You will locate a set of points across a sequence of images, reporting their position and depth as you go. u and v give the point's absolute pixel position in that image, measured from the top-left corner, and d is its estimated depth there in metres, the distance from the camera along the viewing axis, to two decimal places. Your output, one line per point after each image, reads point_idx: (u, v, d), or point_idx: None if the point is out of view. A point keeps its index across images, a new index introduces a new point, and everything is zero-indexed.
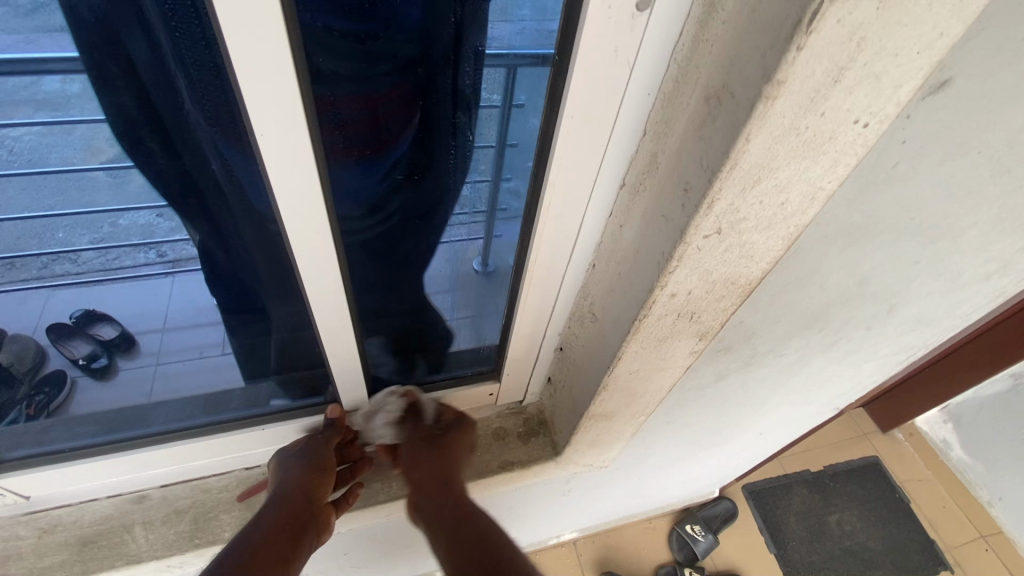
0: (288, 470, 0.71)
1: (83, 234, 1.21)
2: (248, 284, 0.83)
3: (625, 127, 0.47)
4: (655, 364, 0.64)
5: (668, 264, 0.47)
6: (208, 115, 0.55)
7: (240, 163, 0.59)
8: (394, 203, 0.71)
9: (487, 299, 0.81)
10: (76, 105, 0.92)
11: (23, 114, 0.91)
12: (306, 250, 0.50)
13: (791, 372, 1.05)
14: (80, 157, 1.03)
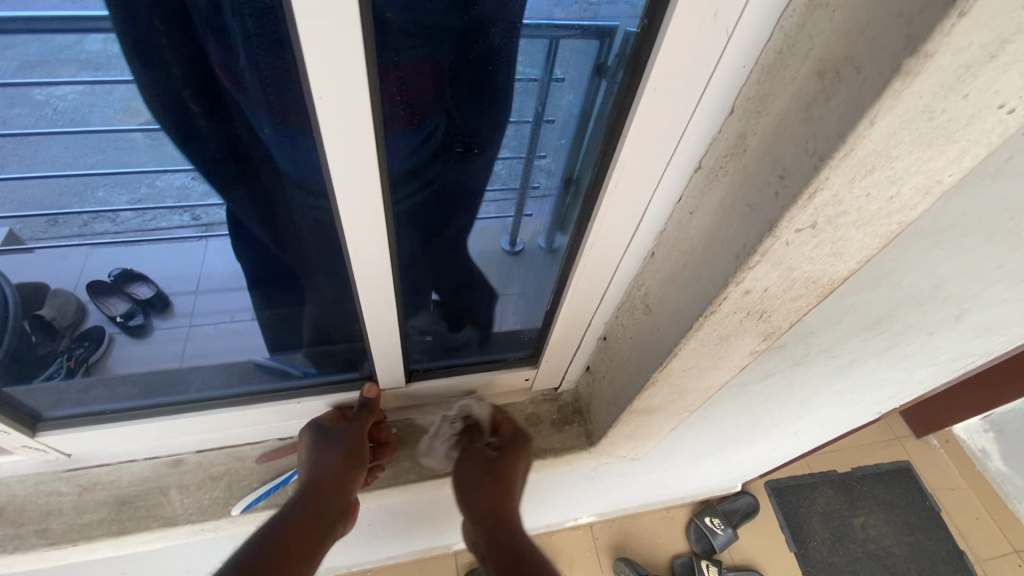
0: (321, 449, 0.72)
1: (120, 194, 1.17)
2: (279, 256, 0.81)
3: (710, 104, 0.43)
4: (712, 362, 0.60)
5: (749, 259, 0.43)
6: (266, 82, 0.54)
7: (292, 134, 0.57)
8: (433, 180, 0.68)
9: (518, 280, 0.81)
10: (117, 65, 0.91)
11: (67, 75, 0.89)
12: (355, 224, 0.47)
13: (839, 373, 0.99)
14: (118, 118, 1.00)
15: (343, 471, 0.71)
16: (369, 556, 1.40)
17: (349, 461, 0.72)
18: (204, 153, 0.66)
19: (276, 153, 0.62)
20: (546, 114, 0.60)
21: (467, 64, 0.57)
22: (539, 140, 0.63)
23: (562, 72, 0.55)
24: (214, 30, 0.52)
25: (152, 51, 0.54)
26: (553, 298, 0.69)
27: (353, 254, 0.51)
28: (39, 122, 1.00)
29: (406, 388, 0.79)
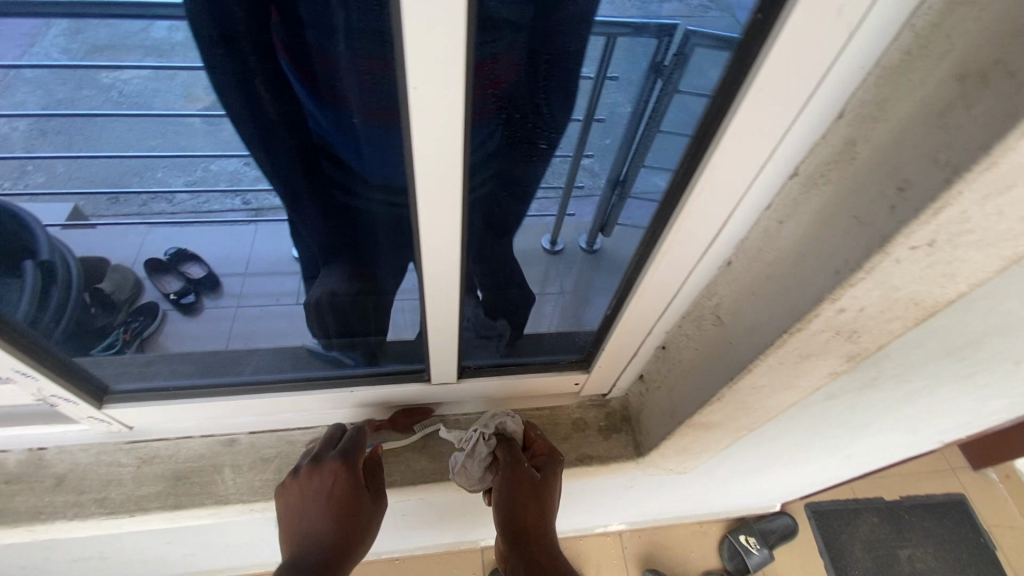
0: (321, 494, 0.68)
1: (178, 175, 1.15)
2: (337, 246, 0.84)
3: (819, 107, 0.40)
4: (784, 381, 0.57)
5: (852, 276, 0.40)
6: (359, 76, 0.56)
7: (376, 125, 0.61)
8: (497, 174, 0.70)
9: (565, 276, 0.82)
10: (179, 53, 0.92)
11: (129, 60, 0.90)
12: (430, 218, 0.47)
13: (906, 399, 0.93)
14: (178, 104, 1.01)
15: (349, 519, 0.68)
16: (399, 545, 1.41)
17: (351, 504, 0.68)
18: (277, 143, 0.69)
19: (358, 140, 0.66)
20: (597, 113, 0.63)
21: (537, 64, 0.58)
22: (588, 140, 0.67)
23: (615, 73, 0.59)
24: (309, 23, 0.55)
25: (244, 43, 0.57)
26: (616, 302, 0.67)
27: (423, 248, 0.51)
28: (102, 105, 1.00)
29: (456, 384, 0.79)
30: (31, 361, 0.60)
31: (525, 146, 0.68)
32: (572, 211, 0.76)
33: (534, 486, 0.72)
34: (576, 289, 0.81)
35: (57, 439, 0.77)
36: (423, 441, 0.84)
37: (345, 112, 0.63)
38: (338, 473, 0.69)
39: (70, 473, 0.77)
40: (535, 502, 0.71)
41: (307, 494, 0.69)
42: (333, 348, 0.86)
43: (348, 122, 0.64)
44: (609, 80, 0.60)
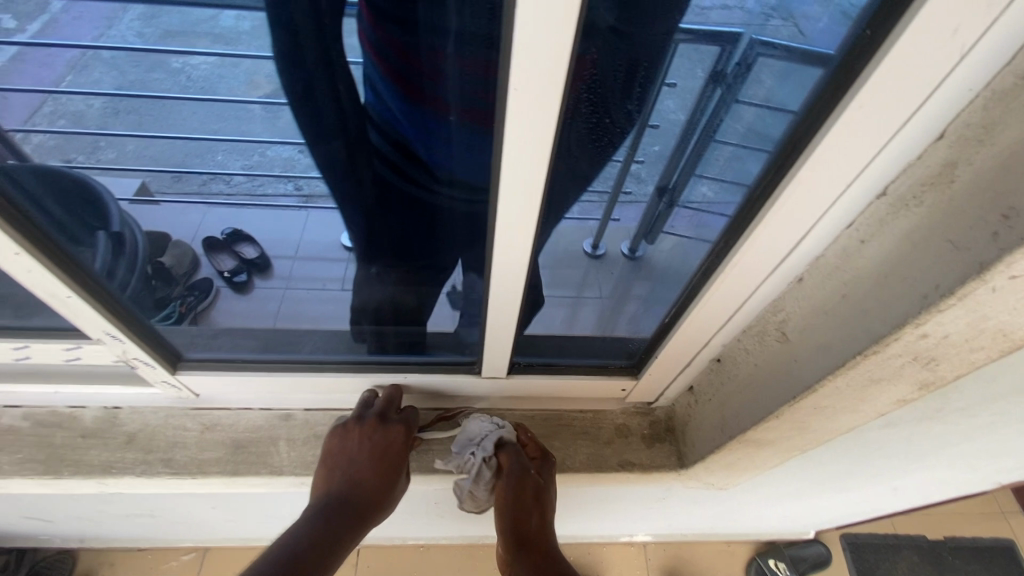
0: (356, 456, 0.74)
1: (236, 159, 1.15)
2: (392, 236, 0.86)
3: (917, 128, 0.39)
4: (848, 404, 0.56)
5: (942, 301, 0.39)
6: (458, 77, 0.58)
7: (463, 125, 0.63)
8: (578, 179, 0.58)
9: (606, 280, 0.79)
10: (244, 41, 0.88)
11: (202, 46, 0.92)
12: (507, 215, 0.48)
13: (968, 435, 0.89)
14: (242, 91, 0.99)
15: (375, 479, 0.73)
16: (427, 533, 1.44)
17: (382, 469, 0.74)
18: (341, 129, 0.71)
19: (444, 138, 0.68)
20: (652, 120, 0.57)
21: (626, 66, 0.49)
22: (641, 146, 0.60)
23: (673, 79, 0.53)
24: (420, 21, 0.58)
25: (333, 35, 0.61)
26: (676, 312, 0.67)
27: (496, 243, 0.52)
28: (171, 88, 1.05)
29: (506, 379, 0.80)
30: (120, 325, 0.64)
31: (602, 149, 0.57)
32: (615, 216, 0.71)
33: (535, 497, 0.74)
34: (615, 294, 0.80)
35: (131, 399, 0.82)
36: None
37: (442, 111, 0.65)
38: (379, 438, 0.75)
39: (140, 432, 0.83)
40: (536, 510, 0.74)
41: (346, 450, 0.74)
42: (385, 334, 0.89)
43: (433, 119, 0.66)
44: (670, 88, 0.53)
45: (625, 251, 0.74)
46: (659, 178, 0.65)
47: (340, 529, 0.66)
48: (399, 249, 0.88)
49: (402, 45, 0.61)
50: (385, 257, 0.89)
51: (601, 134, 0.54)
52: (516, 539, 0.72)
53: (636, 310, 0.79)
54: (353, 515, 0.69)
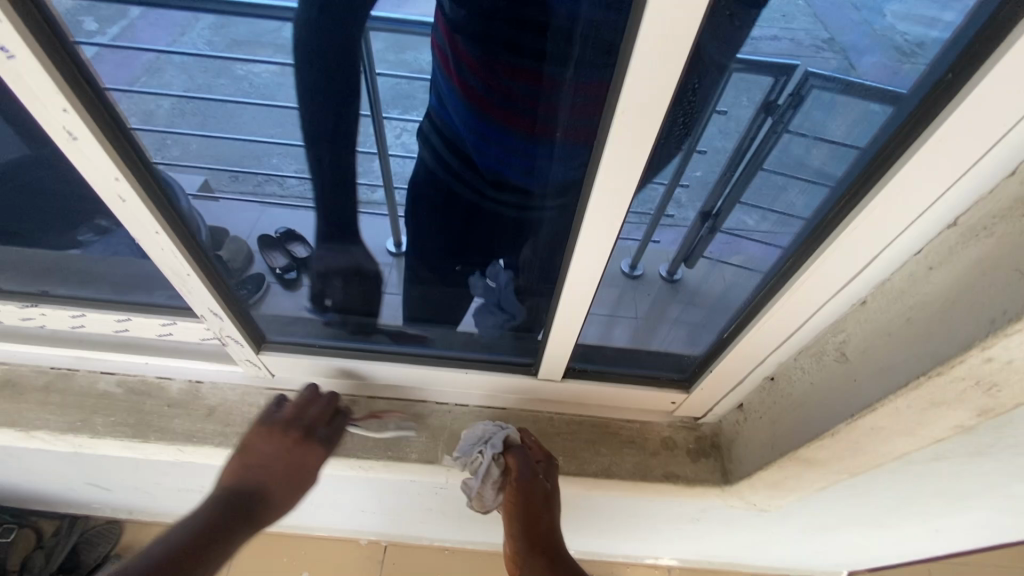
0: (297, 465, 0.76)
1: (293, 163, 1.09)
2: (454, 234, 0.93)
3: (990, 165, 0.42)
4: (905, 426, 0.57)
5: (1009, 326, 0.41)
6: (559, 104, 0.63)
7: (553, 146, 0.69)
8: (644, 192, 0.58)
9: (646, 294, 0.81)
10: None
11: (264, 56, 0.96)
12: (591, 222, 0.53)
13: (1020, 476, 0.88)
14: None
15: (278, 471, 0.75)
16: (458, 535, 1.47)
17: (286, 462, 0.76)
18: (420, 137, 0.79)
19: (524, 155, 0.74)
20: (701, 146, 0.60)
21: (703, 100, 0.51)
22: (690, 171, 0.63)
23: (728, 108, 0.56)
24: (522, 49, 0.64)
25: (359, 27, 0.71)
26: (737, 327, 0.70)
27: (575, 249, 0.57)
28: (235, 92, 1.00)
29: (561, 383, 0.84)
30: (222, 304, 0.71)
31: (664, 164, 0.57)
32: (656, 239, 0.73)
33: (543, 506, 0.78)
34: (649, 315, 0.84)
35: (214, 375, 0.90)
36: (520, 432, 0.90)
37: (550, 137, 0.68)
38: (279, 427, 0.79)
39: (219, 407, 0.90)
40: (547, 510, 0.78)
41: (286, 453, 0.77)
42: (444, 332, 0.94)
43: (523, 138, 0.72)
44: (719, 114, 0.56)
45: (664, 273, 0.78)
46: (702, 204, 0.69)
47: (233, 518, 0.68)
48: (461, 249, 0.95)
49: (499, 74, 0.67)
50: (450, 257, 0.97)
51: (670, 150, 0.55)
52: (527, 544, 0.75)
53: (669, 330, 0.84)
54: (247, 511, 0.70)
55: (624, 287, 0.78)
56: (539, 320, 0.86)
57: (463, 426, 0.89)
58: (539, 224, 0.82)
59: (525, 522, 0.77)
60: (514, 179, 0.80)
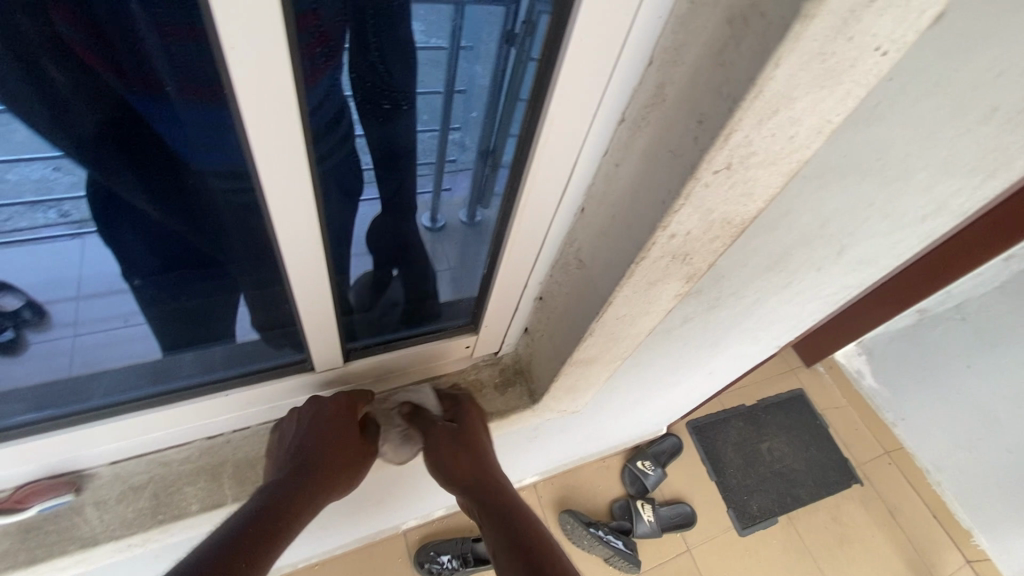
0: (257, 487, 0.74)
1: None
2: (158, 244, 0.72)
3: (631, 54, 0.45)
4: (642, 307, 0.64)
5: (674, 203, 0.46)
6: (176, 69, 0.50)
7: (208, 119, 0.54)
8: (334, 170, 0.59)
9: (464, 249, 0.78)
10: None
11: None
12: (276, 182, 0.46)
13: (748, 313, 1.08)
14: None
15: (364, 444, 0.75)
16: (317, 547, 1.35)
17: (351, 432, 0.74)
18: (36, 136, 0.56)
19: (186, 141, 0.57)
20: (459, 84, 0.58)
21: (366, 46, 0.53)
22: (453, 112, 0.62)
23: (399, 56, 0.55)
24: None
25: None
26: (492, 256, 0.69)
27: (277, 219, 0.50)
28: None
29: (344, 368, 0.77)
30: None
31: (343, 144, 0.58)
32: (446, 185, 0.73)
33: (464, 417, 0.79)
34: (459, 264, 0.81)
35: None
36: None
37: (214, 111, 0.53)
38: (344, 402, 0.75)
39: None
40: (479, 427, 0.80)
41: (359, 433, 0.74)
42: (175, 356, 0.77)
43: (166, 126, 0.56)
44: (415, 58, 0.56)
45: (464, 216, 0.75)
46: (478, 141, 0.62)
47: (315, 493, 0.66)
48: (204, 254, 0.75)
49: (63, 59, 0.49)
50: (197, 262, 0.77)
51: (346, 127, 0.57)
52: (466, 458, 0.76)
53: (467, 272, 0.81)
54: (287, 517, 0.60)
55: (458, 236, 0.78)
56: (285, 315, 0.75)
57: (248, 450, 0.78)
58: (239, 225, 0.66)
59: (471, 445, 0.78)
60: (188, 171, 0.62)
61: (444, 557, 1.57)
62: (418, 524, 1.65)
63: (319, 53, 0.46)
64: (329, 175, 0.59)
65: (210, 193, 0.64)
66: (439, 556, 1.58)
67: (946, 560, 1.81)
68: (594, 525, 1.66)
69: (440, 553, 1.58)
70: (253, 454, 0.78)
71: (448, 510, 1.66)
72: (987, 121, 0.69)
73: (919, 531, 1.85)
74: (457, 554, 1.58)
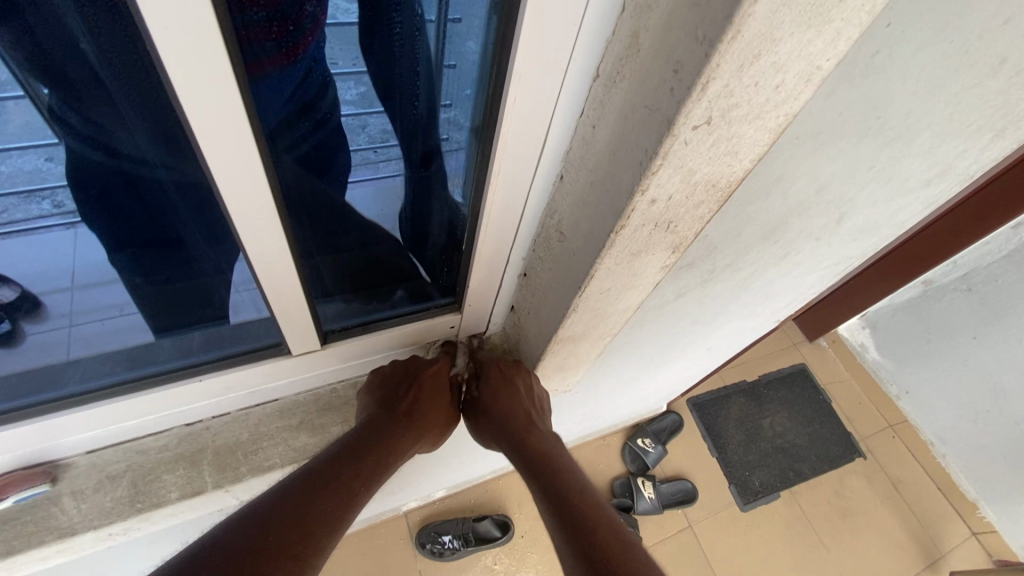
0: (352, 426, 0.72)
1: None
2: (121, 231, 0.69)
3: (601, 1, 0.41)
4: (627, 281, 0.61)
5: (652, 163, 0.42)
6: (101, 42, 0.46)
7: (146, 96, 0.51)
8: (298, 150, 0.58)
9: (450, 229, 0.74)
10: None
11: None
12: (222, 153, 0.43)
13: (745, 286, 1.05)
14: None
15: (427, 410, 0.74)
16: None
17: (410, 407, 0.72)
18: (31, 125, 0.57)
19: (128, 117, 0.54)
20: (448, 60, 0.55)
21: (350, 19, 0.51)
22: (445, 87, 0.58)
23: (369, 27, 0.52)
24: None
25: None
26: (470, 231, 0.66)
27: (227, 192, 0.47)
28: None
29: (323, 351, 0.75)
30: None
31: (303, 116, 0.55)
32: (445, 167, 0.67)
33: (516, 384, 0.78)
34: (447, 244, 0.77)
35: None
36: (300, 419, 0.80)
37: (154, 84, 0.49)
38: (394, 380, 0.76)
39: None
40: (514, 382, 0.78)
41: (426, 396, 0.75)
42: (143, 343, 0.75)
43: (106, 102, 0.53)
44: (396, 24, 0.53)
45: (461, 201, 0.69)
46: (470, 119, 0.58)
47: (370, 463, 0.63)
48: (168, 241, 0.72)
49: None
50: (162, 255, 0.73)
51: (326, 109, 0.58)
52: (506, 416, 0.75)
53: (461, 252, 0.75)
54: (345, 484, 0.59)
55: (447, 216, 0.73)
56: (256, 299, 0.75)
57: (227, 436, 0.77)
58: (197, 202, 0.64)
59: (510, 401, 0.76)
60: (138, 152, 0.59)
61: (445, 537, 1.58)
62: (419, 506, 1.66)
63: (264, 37, 0.45)
64: (288, 152, 0.56)
65: (158, 170, 0.61)
66: (440, 537, 1.58)
67: (947, 531, 1.80)
68: None
69: (441, 534, 1.58)
70: (233, 441, 0.77)
71: (449, 491, 1.66)
72: (995, 75, 0.64)
73: (921, 503, 1.84)
74: (458, 534, 1.58)
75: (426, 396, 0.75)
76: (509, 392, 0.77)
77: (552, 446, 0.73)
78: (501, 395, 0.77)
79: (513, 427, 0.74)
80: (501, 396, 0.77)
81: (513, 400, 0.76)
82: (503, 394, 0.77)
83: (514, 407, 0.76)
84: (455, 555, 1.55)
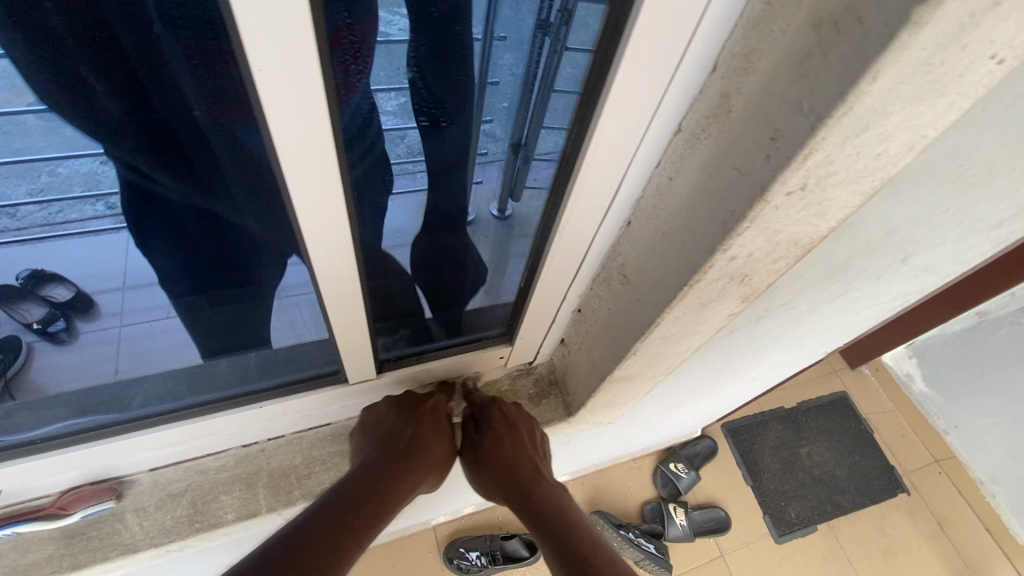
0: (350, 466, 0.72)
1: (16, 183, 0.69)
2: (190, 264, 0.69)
3: (692, 62, 0.41)
4: (690, 328, 0.60)
5: (738, 225, 0.42)
6: (202, 84, 0.48)
7: (234, 135, 0.53)
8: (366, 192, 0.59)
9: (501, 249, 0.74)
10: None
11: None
12: (307, 203, 0.44)
13: (798, 320, 1.02)
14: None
15: (426, 454, 0.71)
16: None
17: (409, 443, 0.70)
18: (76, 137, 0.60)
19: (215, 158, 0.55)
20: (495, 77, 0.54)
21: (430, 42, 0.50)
22: (488, 104, 0.57)
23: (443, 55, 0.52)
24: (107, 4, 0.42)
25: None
26: (532, 267, 0.66)
27: (305, 234, 0.48)
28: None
29: (377, 380, 0.76)
30: None
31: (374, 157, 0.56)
32: (476, 178, 0.66)
33: (517, 427, 0.77)
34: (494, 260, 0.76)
35: None
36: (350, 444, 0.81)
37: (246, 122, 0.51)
38: (392, 412, 0.74)
39: None
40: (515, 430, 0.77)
41: (426, 429, 0.73)
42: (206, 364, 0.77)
43: (191, 145, 0.54)
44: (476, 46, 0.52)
45: (495, 212, 0.70)
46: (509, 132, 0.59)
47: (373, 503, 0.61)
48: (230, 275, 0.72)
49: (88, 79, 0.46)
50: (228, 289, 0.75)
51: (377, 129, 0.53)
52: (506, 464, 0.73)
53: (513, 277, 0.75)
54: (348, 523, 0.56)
55: (501, 236, 0.72)
56: (317, 320, 0.76)
57: (281, 459, 0.78)
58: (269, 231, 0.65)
59: (512, 442, 0.75)
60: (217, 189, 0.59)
61: (473, 553, 1.57)
62: (448, 520, 1.65)
63: (350, 79, 0.45)
64: (360, 194, 0.57)
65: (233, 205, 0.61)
66: (469, 553, 1.58)
67: None
68: (625, 527, 1.63)
69: (470, 550, 1.58)
70: (286, 464, 0.78)
71: (477, 507, 1.65)
72: None
73: (972, 545, 1.74)
74: (486, 551, 1.58)
75: (428, 430, 0.73)
76: (510, 438, 0.76)
77: (556, 493, 0.71)
78: (504, 437, 0.76)
79: (517, 473, 0.72)
80: (504, 438, 0.76)
81: (512, 444, 0.75)
82: (506, 437, 0.76)
83: (516, 450, 0.75)
84: (482, 572, 1.55)
